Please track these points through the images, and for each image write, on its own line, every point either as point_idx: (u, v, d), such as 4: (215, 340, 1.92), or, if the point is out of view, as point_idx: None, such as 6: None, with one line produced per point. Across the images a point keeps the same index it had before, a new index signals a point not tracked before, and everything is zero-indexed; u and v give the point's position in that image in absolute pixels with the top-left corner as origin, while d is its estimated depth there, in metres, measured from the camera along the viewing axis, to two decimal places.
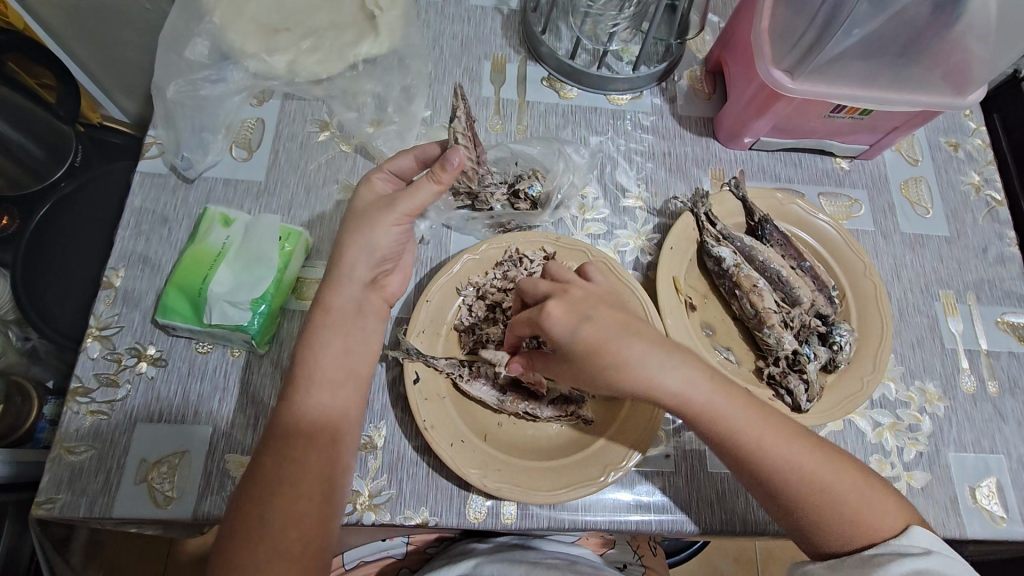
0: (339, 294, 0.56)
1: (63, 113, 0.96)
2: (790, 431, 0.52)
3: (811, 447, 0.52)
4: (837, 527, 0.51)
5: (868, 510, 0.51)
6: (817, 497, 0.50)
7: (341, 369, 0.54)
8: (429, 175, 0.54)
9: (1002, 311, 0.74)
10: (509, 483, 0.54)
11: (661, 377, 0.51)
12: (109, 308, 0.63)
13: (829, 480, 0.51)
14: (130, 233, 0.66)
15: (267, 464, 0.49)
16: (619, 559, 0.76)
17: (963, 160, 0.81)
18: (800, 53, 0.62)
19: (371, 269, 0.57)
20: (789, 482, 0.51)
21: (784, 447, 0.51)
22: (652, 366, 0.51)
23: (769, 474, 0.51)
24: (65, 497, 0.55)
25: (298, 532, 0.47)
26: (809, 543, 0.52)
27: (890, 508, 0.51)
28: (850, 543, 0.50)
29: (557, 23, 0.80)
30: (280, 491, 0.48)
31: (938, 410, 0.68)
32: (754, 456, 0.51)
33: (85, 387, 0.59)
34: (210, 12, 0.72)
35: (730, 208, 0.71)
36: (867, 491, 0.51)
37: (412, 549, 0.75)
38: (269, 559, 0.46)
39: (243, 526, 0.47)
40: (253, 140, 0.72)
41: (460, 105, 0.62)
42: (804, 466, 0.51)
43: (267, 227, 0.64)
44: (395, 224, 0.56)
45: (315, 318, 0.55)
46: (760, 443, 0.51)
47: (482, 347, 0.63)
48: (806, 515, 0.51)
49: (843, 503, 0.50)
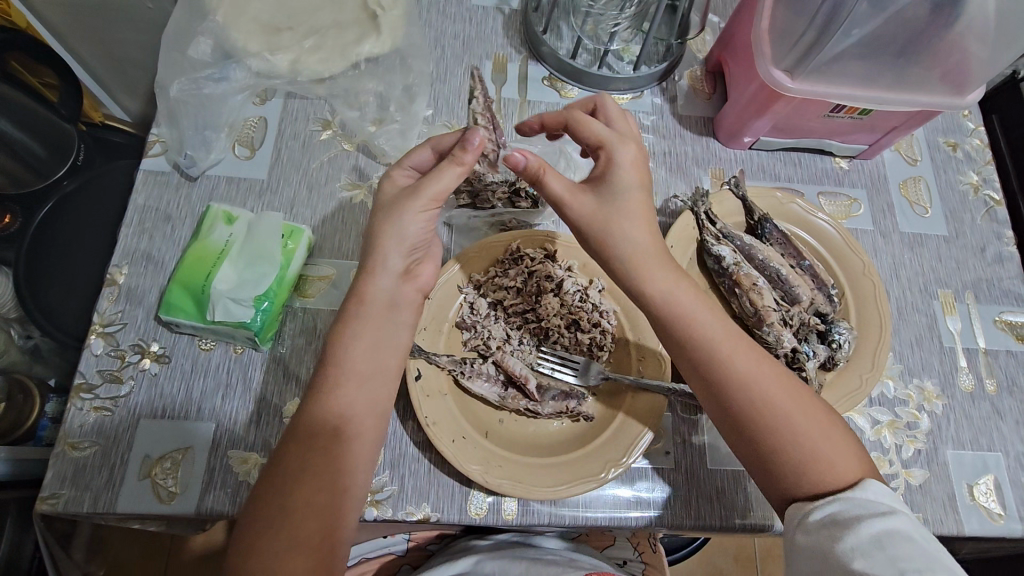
0: (374, 284, 0.55)
1: (64, 112, 0.96)
2: (770, 363, 0.54)
3: (780, 375, 0.54)
4: (792, 458, 0.51)
5: (824, 446, 0.51)
6: (777, 423, 0.52)
7: (369, 365, 0.54)
8: (452, 157, 0.55)
9: (1001, 310, 0.74)
10: (510, 479, 0.55)
11: (659, 271, 0.55)
12: (112, 305, 0.63)
13: (790, 408, 0.52)
14: (133, 231, 0.67)
15: (290, 454, 0.50)
16: (619, 556, 0.77)
17: (962, 160, 0.82)
18: (800, 53, 0.63)
19: (405, 260, 0.57)
20: (750, 404, 0.52)
21: (760, 372, 0.53)
22: (650, 259, 0.55)
23: (732, 394, 0.53)
24: (69, 492, 0.55)
25: (318, 523, 0.48)
26: (771, 482, 0.53)
27: (847, 450, 0.52)
28: (802, 479, 0.51)
29: (558, 23, 0.80)
30: (301, 481, 0.48)
31: (936, 408, 0.68)
32: (729, 374, 0.53)
33: (89, 383, 0.60)
34: (213, 11, 0.72)
35: (730, 207, 0.72)
36: (827, 429, 0.52)
37: (412, 546, 0.76)
38: (286, 548, 0.46)
39: (263, 516, 0.47)
40: (255, 139, 0.72)
41: (477, 87, 0.61)
42: (777, 394, 0.52)
43: (269, 225, 0.64)
44: (424, 211, 0.55)
45: (348, 309, 0.55)
46: (726, 359, 0.53)
47: (484, 344, 0.63)
48: (764, 441, 0.52)
49: (800, 434, 0.51)
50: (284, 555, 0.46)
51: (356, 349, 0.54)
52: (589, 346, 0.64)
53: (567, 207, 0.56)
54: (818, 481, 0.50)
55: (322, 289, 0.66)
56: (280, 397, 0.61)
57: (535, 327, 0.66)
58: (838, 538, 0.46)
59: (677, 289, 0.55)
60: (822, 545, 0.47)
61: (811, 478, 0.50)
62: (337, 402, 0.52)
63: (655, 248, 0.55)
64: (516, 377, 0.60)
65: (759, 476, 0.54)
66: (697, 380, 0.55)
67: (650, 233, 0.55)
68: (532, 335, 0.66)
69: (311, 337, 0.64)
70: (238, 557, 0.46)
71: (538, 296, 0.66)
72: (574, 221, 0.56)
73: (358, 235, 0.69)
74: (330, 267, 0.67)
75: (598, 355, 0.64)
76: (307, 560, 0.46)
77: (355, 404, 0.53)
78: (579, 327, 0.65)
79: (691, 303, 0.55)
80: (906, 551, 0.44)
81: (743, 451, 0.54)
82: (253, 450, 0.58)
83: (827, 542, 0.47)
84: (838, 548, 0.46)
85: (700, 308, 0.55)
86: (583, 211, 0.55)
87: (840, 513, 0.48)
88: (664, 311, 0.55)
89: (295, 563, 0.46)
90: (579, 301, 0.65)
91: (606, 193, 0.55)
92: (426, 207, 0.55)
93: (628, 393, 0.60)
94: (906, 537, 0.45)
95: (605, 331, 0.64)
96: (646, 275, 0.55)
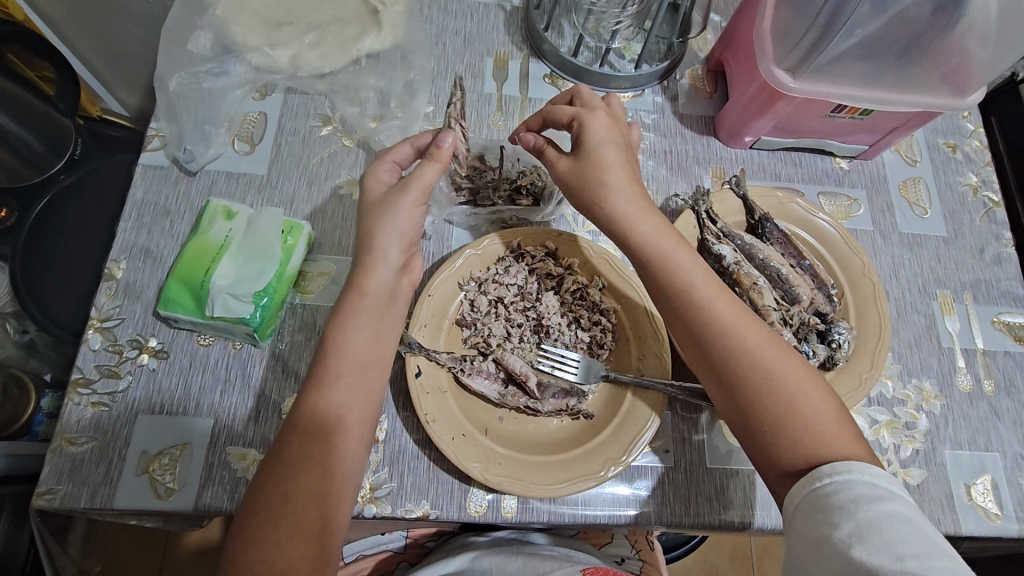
0: (373, 278, 0.55)
1: (62, 106, 0.94)
2: (760, 329, 0.54)
3: (760, 329, 0.54)
4: (771, 416, 0.51)
5: (803, 403, 0.51)
6: (757, 378, 0.52)
7: (369, 353, 0.54)
8: (429, 156, 0.56)
9: (997, 310, 0.74)
10: (509, 476, 0.55)
11: (642, 229, 0.57)
12: (110, 300, 0.63)
13: (770, 361, 0.53)
14: (132, 225, 0.66)
15: (293, 444, 0.50)
16: (617, 554, 0.76)
17: (961, 161, 0.82)
18: (802, 52, 0.63)
19: (404, 254, 0.57)
20: (729, 357, 0.53)
21: (747, 335, 0.54)
22: (640, 212, 0.57)
23: (713, 346, 0.54)
24: (66, 488, 0.55)
25: (319, 510, 0.48)
26: (760, 454, 0.52)
27: (828, 409, 0.52)
28: (786, 440, 0.51)
29: (560, 20, 0.80)
30: (302, 467, 0.49)
31: (935, 408, 0.68)
32: (717, 335, 0.54)
33: (86, 378, 0.59)
34: (213, 5, 0.72)
35: (731, 207, 0.72)
36: (811, 390, 0.52)
37: (411, 542, 0.76)
38: (288, 535, 0.46)
39: (267, 500, 0.48)
40: (255, 134, 0.72)
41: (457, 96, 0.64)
42: (764, 359, 0.53)
43: (269, 220, 0.64)
44: (414, 207, 0.56)
45: (347, 301, 0.55)
46: (706, 313, 0.54)
47: (484, 341, 0.63)
48: (744, 396, 0.52)
49: (779, 389, 0.52)
50: (286, 542, 0.46)
51: (359, 336, 0.54)
52: (589, 344, 0.64)
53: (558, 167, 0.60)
54: (803, 447, 0.50)
55: (322, 285, 0.66)
56: (278, 393, 0.60)
57: (536, 324, 0.65)
58: (834, 524, 0.45)
59: (678, 243, 0.57)
60: (818, 532, 0.45)
61: (789, 435, 0.51)
62: (337, 399, 0.52)
63: (639, 197, 0.58)
64: (516, 374, 0.60)
65: (746, 444, 0.54)
66: (686, 343, 0.56)
67: (632, 189, 0.58)
68: (533, 333, 0.65)
69: (311, 332, 0.63)
70: (240, 544, 0.46)
71: (538, 295, 0.66)
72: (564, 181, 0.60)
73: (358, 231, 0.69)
74: (330, 263, 0.67)
75: (598, 353, 0.63)
76: (307, 549, 0.47)
77: (358, 394, 0.53)
78: (580, 325, 0.65)
79: (674, 250, 0.56)
80: (903, 536, 0.43)
81: (728, 412, 0.54)
82: (252, 446, 0.58)
83: (822, 529, 0.45)
84: (835, 536, 0.44)
85: (684, 265, 0.56)
86: (569, 169, 0.59)
87: (837, 497, 0.46)
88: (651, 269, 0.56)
89: (297, 550, 0.46)
90: (579, 299, 0.66)
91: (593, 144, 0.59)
92: (418, 201, 0.56)
93: (628, 391, 0.60)
94: (904, 522, 0.44)
95: (605, 329, 0.64)
96: (635, 236, 0.57)
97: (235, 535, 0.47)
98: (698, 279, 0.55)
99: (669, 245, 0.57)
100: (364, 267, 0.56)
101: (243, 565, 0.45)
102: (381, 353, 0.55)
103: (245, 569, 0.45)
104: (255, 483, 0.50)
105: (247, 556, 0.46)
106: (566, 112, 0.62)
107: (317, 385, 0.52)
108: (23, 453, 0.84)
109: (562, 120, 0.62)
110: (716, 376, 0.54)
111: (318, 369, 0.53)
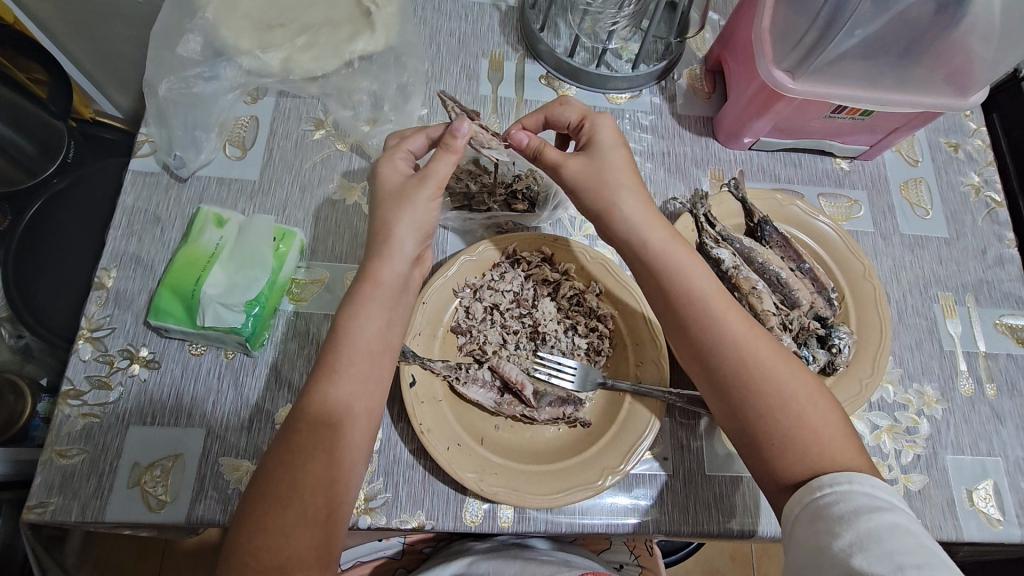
0: (387, 267, 0.54)
1: (53, 109, 0.94)
2: (766, 340, 0.54)
3: (770, 341, 0.54)
4: (779, 429, 0.51)
5: (812, 417, 0.51)
6: (767, 391, 0.51)
7: (381, 342, 0.53)
8: (443, 147, 0.55)
9: (1000, 312, 0.74)
10: (506, 486, 0.54)
11: (643, 232, 0.56)
12: (100, 309, 0.62)
13: (779, 373, 0.52)
14: (122, 233, 0.66)
15: (302, 429, 0.49)
16: (616, 559, 0.76)
17: (963, 161, 0.81)
18: (801, 53, 0.62)
19: (418, 247, 0.56)
20: (739, 368, 0.52)
21: (753, 344, 0.53)
22: (641, 216, 0.56)
23: (723, 357, 0.53)
24: (57, 501, 0.54)
25: (326, 498, 0.48)
26: (763, 465, 0.52)
27: (835, 423, 0.51)
28: (789, 451, 0.50)
29: (556, 20, 0.79)
30: (313, 454, 0.48)
31: (936, 412, 0.68)
32: (721, 343, 0.53)
33: (76, 389, 0.59)
34: (203, 8, 0.71)
35: (729, 209, 0.71)
36: (817, 402, 0.52)
37: (407, 549, 0.75)
38: (295, 523, 0.46)
39: (272, 489, 0.47)
40: (246, 138, 0.71)
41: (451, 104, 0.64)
42: (770, 370, 0.52)
43: (261, 227, 0.63)
44: (431, 201, 0.55)
45: (359, 289, 0.54)
46: (719, 324, 0.54)
47: (480, 349, 0.62)
48: (752, 409, 0.52)
49: (789, 402, 0.51)
50: (291, 530, 0.46)
51: (369, 327, 0.53)
52: (586, 350, 0.64)
53: (565, 169, 0.58)
54: (806, 455, 0.49)
55: (316, 292, 0.65)
56: (272, 403, 0.60)
57: (532, 331, 0.65)
58: (835, 534, 0.44)
59: (675, 246, 0.56)
60: (818, 541, 0.45)
61: (797, 449, 0.50)
62: (341, 388, 0.51)
63: (648, 204, 0.57)
64: (512, 383, 0.59)
65: (748, 455, 0.53)
66: (690, 351, 0.55)
67: (636, 191, 0.57)
68: (529, 339, 0.65)
69: (304, 341, 0.63)
70: (247, 531, 0.46)
71: (534, 300, 0.65)
72: (570, 181, 0.58)
73: (352, 237, 0.68)
74: (324, 270, 0.66)
75: (596, 359, 0.63)
76: (313, 538, 0.47)
77: (359, 397, 0.51)
78: (577, 331, 0.64)
79: (684, 258, 0.56)
80: (905, 546, 0.42)
81: (729, 422, 0.54)
82: (245, 457, 0.57)
83: (823, 539, 0.45)
84: (835, 545, 0.44)
85: (683, 265, 0.56)
86: (577, 170, 0.57)
87: (838, 507, 0.46)
88: (656, 267, 0.56)
89: (301, 539, 0.46)
90: (577, 305, 0.65)
91: (595, 143, 0.58)
92: (436, 194, 0.55)
93: (626, 398, 0.59)
94: (905, 532, 0.43)
95: (603, 335, 0.63)
96: (640, 233, 0.56)
97: (238, 525, 0.47)
98: (700, 284, 0.55)
99: (665, 253, 0.56)
100: (376, 254, 0.55)
101: (247, 554, 0.45)
102: (391, 340, 0.54)
103: (249, 557, 0.45)
104: (259, 472, 0.49)
105: (250, 544, 0.46)
106: (572, 116, 0.61)
107: (314, 376, 0.51)
108: (22, 459, 0.83)
109: (565, 122, 0.62)
110: (719, 385, 0.53)
111: (328, 359, 0.52)
